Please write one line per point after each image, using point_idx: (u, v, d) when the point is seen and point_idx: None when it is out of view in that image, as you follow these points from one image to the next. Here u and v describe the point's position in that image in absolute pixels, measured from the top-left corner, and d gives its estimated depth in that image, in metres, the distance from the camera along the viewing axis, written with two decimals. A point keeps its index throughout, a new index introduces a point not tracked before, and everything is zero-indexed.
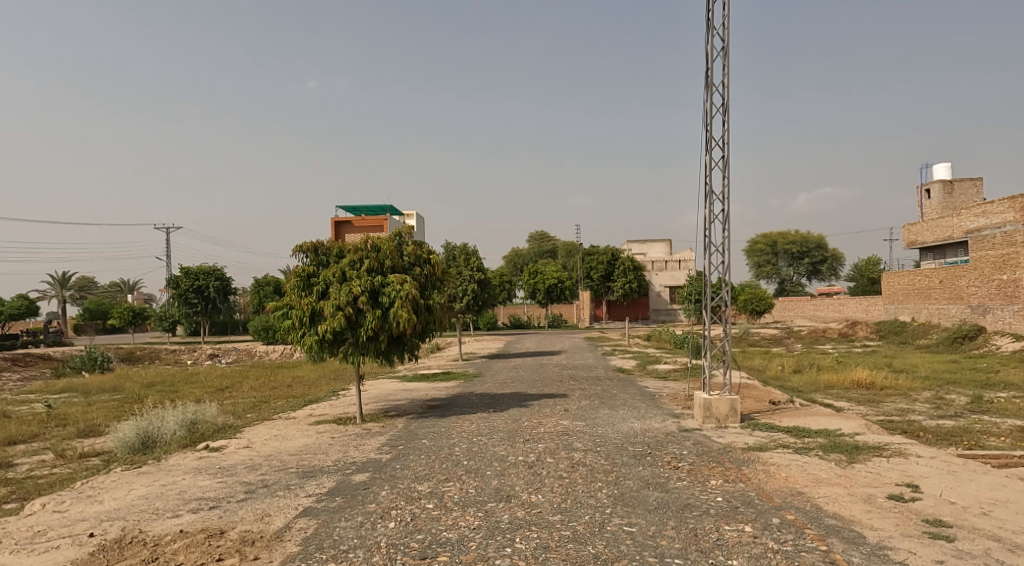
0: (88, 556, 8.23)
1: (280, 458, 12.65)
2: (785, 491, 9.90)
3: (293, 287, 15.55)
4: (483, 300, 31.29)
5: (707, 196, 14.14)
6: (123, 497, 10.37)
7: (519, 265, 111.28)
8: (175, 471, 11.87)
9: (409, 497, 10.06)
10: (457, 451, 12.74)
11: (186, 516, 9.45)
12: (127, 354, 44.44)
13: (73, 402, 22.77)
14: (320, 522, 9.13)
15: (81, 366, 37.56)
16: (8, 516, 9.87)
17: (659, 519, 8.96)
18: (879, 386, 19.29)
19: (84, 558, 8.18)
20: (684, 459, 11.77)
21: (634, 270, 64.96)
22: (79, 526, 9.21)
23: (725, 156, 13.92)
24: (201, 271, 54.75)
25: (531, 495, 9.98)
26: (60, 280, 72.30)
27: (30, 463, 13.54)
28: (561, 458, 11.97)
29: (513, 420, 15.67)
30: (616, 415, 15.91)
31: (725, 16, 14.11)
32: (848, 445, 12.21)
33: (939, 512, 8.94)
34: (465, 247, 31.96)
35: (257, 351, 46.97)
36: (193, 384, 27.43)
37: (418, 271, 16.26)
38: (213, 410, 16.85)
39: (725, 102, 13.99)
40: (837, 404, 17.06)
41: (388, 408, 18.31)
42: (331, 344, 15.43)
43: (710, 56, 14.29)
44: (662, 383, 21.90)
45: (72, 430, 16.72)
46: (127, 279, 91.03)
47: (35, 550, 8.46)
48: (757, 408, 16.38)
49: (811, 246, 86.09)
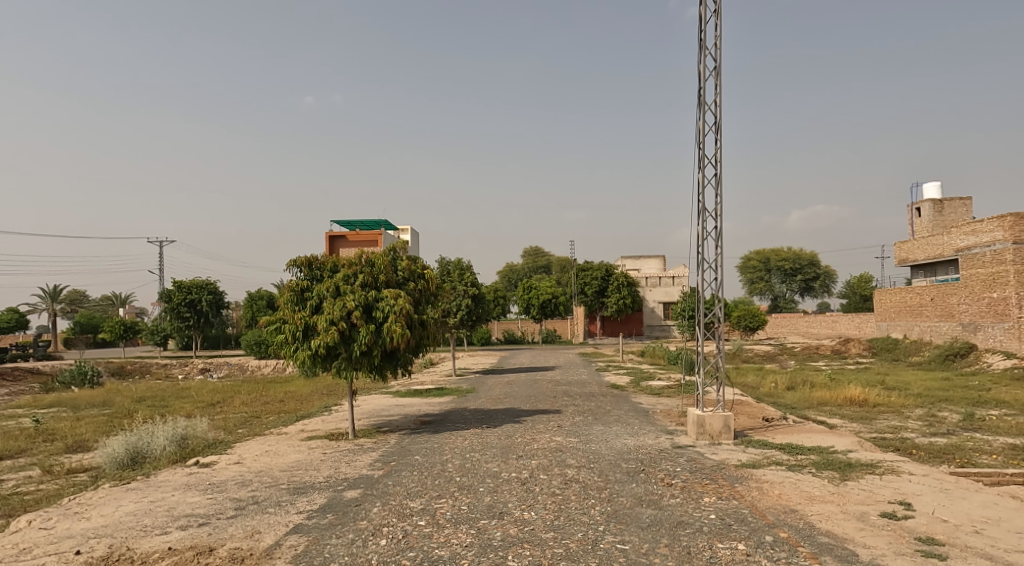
0: None
1: (271, 474, 12.57)
2: (778, 509, 9.88)
3: (287, 301, 15.50)
4: (477, 316, 31.23)
5: (699, 214, 14.21)
6: (110, 514, 10.27)
7: (513, 280, 111.97)
8: (165, 487, 11.77)
9: (401, 513, 10.00)
10: (450, 467, 12.70)
11: (174, 533, 9.36)
12: (117, 368, 44.13)
13: (63, 417, 22.51)
14: (310, 539, 9.06)
15: (71, 380, 37.37)
16: None
17: (653, 536, 8.92)
18: (872, 403, 19.35)
19: None
20: (677, 476, 11.74)
21: (628, 286, 64.84)
22: (66, 543, 9.12)
23: (718, 174, 14.02)
24: (193, 284, 54.46)
25: (524, 512, 9.94)
26: (52, 293, 71.91)
27: (17, 479, 13.42)
28: (555, 474, 11.94)
29: (506, 436, 15.61)
30: (610, 432, 15.90)
31: (718, 36, 14.26)
32: (842, 461, 12.23)
33: (932, 530, 8.94)
34: (459, 262, 32.07)
35: (250, 365, 46.83)
36: (184, 398, 27.24)
37: (412, 286, 16.22)
38: (204, 425, 16.74)
39: (718, 121, 14.11)
40: (830, 421, 17.10)
41: (380, 423, 18.27)
42: (324, 359, 15.35)
43: (703, 74, 14.41)
44: (655, 400, 21.87)
45: (60, 446, 16.54)
46: (118, 293, 90.71)
47: None
48: (750, 425, 16.38)
49: (804, 262, 86.34)
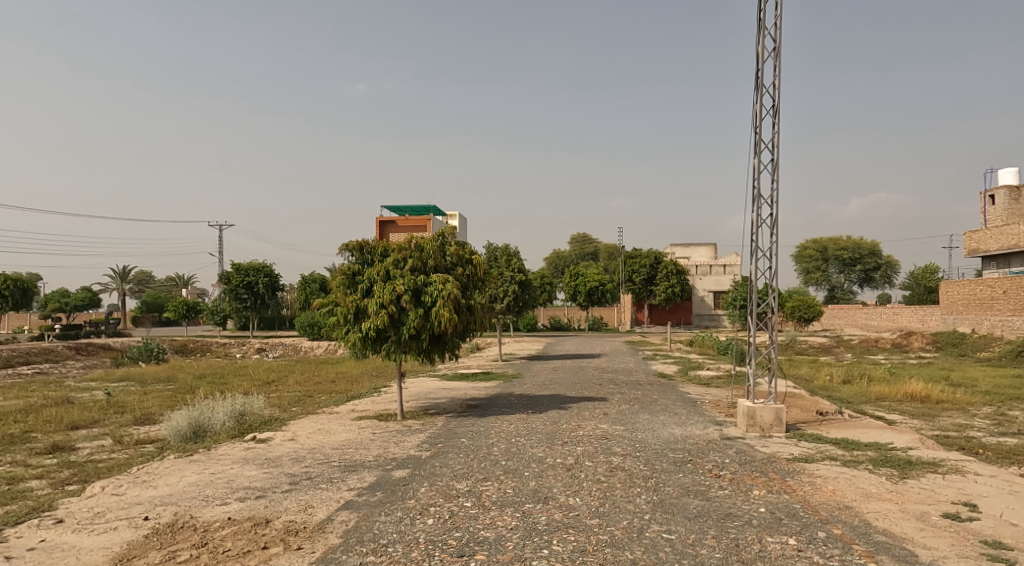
0: (143, 538, 8.40)
1: (323, 451, 12.80)
2: (831, 505, 9.59)
3: (339, 285, 15.73)
4: (524, 302, 31.17)
5: (755, 200, 13.83)
6: (176, 483, 10.59)
7: (560, 267, 111.72)
8: (225, 460, 12.11)
9: (448, 494, 10.05)
10: (495, 451, 12.71)
11: (234, 504, 9.60)
12: (180, 346, 45.70)
13: (131, 391, 23.41)
14: (360, 515, 9.18)
15: (138, 356, 38.86)
16: (69, 497, 10.16)
17: (699, 527, 8.77)
18: (935, 399, 18.69)
19: (139, 540, 8.35)
20: (726, 467, 11.52)
21: (677, 274, 64.01)
22: (136, 508, 9.44)
23: (774, 160, 13.61)
24: (251, 267, 55.85)
25: (569, 498, 9.89)
26: (121, 274, 74.63)
27: (91, 447, 13.99)
28: (601, 461, 11.85)
29: (551, 422, 15.56)
30: (657, 421, 15.72)
31: (777, 16, 13.80)
32: (901, 459, 11.81)
33: (999, 533, 8.57)
34: (506, 248, 32.04)
35: (304, 347, 47.79)
36: (242, 376, 28.02)
37: (460, 271, 16.25)
38: (261, 402, 17.13)
39: (776, 105, 13.68)
40: (890, 417, 16.53)
41: (428, 406, 18.46)
42: (374, 341, 15.55)
43: (761, 56, 13.97)
44: (704, 390, 21.50)
45: (129, 418, 17.17)
46: (182, 275, 93.80)
47: (94, 530, 8.67)
48: (804, 419, 15.94)
49: (864, 252, 83.63)
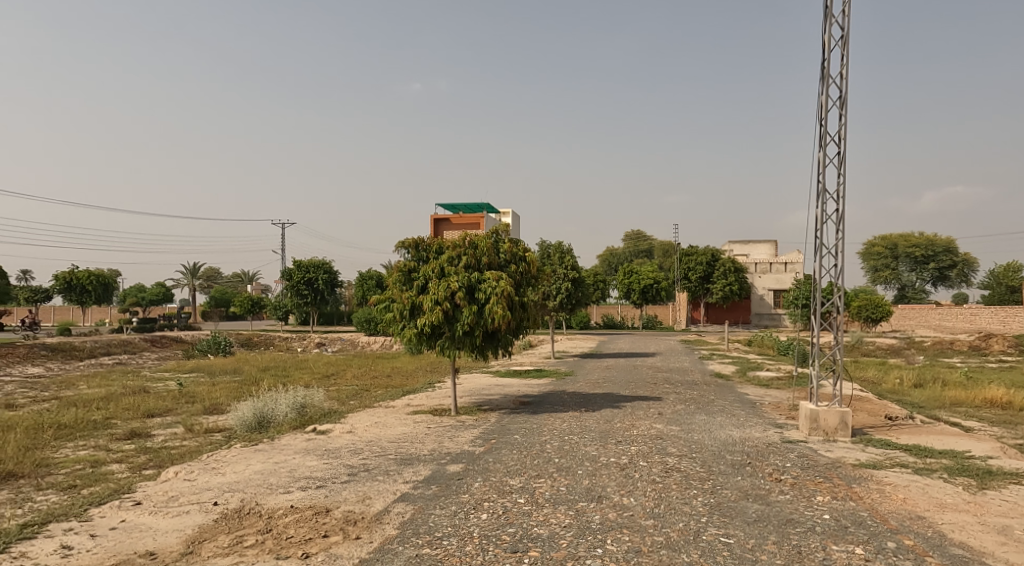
0: (213, 522, 8.54)
1: (380, 444, 12.86)
2: (902, 514, 9.10)
3: (395, 281, 15.81)
4: (577, 299, 30.88)
5: (820, 195, 13.28)
6: (242, 471, 10.79)
7: (614, 265, 110.65)
8: (287, 450, 12.29)
9: (501, 490, 9.93)
10: (548, 448, 12.54)
11: (296, 493, 9.69)
12: (245, 339, 47.00)
13: (201, 382, 24.13)
14: (416, 508, 9.14)
15: (207, 349, 40.12)
16: (145, 480, 10.44)
17: (759, 532, 8.43)
18: (1017, 406, 17.65)
19: (209, 524, 8.50)
20: (787, 471, 11.09)
21: (735, 272, 62.60)
22: (206, 494, 9.62)
23: (841, 153, 13.02)
24: (312, 264, 56.95)
25: (623, 498, 9.65)
26: (192, 269, 77.28)
27: (164, 434, 14.41)
28: (656, 461, 11.56)
29: (605, 420, 15.30)
30: (714, 422, 15.29)
31: (845, 3, 13.21)
32: (979, 468, 11.14)
33: None
34: (560, 245, 31.87)
35: (361, 342, 48.51)
36: (304, 370, 28.58)
37: (514, 268, 16.14)
38: (322, 395, 17.37)
39: (843, 95, 13.09)
40: (967, 424, 15.68)
41: (482, 401, 18.42)
42: (429, 337, 15.55)
43: (828, 45, 13.41)
44: (765, 391, 20.88)
45: (199, 408, 17.65)
46: (247, 272, 96.60)
47: (168, 513, 8.87)
48: (871, 424, 15.26)
49: (938, 249, 80.25)
